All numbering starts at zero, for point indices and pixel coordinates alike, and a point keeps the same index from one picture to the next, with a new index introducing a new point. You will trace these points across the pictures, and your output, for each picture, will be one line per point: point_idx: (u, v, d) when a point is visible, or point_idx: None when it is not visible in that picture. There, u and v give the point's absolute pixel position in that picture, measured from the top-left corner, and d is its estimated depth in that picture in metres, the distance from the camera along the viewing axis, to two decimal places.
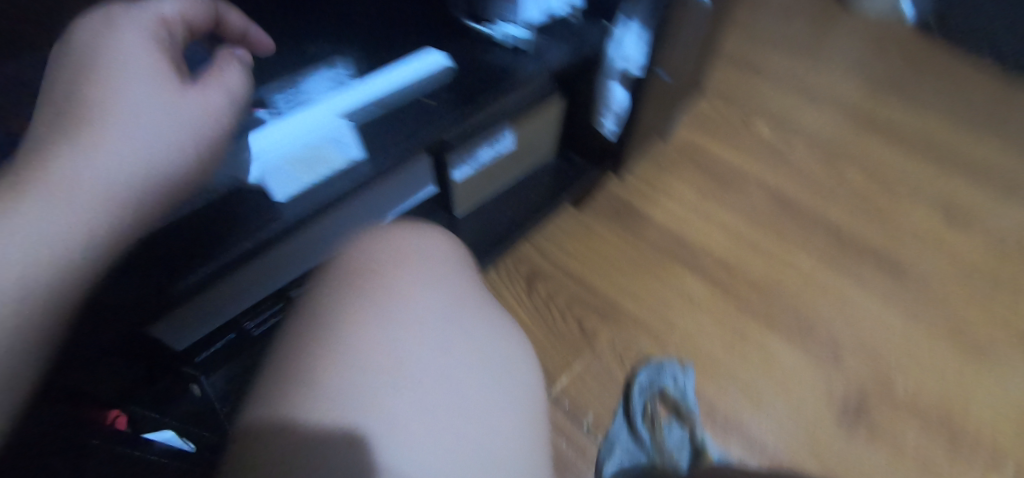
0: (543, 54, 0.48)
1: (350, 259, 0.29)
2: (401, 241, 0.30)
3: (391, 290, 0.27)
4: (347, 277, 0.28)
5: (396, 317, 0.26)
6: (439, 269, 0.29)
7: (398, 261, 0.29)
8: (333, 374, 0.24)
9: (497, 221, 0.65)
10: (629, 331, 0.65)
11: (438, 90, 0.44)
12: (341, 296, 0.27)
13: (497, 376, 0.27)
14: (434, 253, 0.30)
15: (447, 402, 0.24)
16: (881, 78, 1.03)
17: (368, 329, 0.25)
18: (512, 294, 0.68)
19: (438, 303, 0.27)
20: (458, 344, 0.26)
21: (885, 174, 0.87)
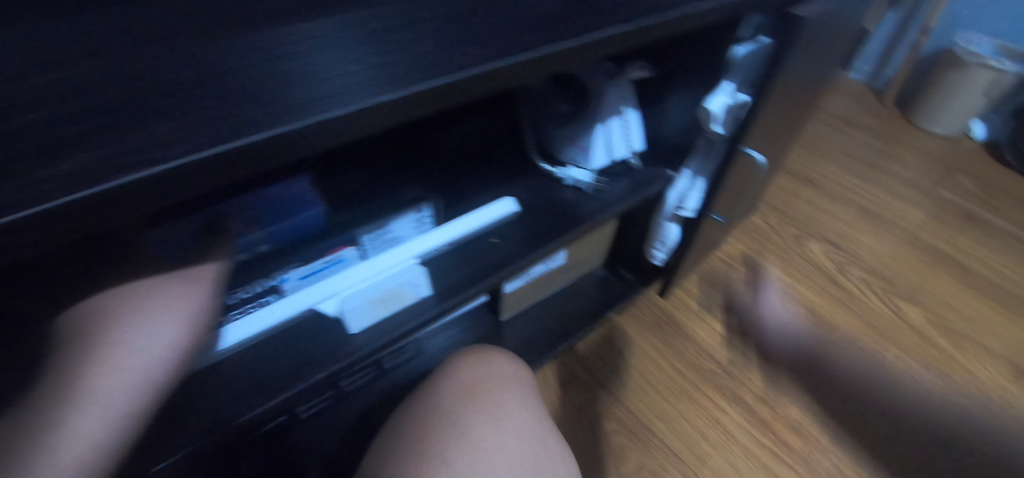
0: (606, 199, 0.52)
1: (464, 375, 0.45)
2: (496, 365, 0.47)
3: (489, 400, 0.43)
4: (465, 387, 0.44)
5: (501, 412, 0.43)
6: (521, 388, 0.46)
7: (496, 379, 0.46)
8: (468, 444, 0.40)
9: (541, 327, 0.67)
10: (659, 459, 0.64)
11: (506, 228, 0.48)
12: (458, 403, 0.43)
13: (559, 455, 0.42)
14: (515, 375, 0.47)
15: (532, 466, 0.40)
16: (951, 211, 1.00)
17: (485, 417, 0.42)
18: (546, 399, 0.69)
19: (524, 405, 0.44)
20: (527, 439, 0.41)
21: (954, 316, 0.82)
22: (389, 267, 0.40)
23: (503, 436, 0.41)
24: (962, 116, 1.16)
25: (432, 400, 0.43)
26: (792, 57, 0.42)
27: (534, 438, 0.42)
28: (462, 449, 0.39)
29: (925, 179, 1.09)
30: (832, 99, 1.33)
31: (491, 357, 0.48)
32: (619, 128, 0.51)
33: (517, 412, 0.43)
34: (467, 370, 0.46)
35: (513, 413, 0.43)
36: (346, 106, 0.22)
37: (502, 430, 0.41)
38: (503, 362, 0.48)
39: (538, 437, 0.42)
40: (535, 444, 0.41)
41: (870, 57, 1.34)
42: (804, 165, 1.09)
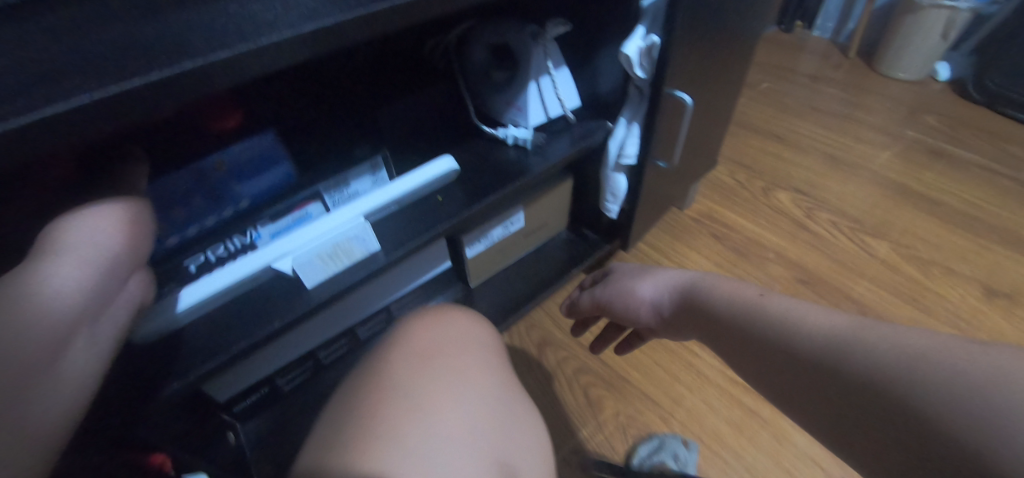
0: (547, 152, 0.55)
1: (416, 340, 0.40)
2: (450, 329, 0.42)
3: (451, 364, 0.38)
4: (414, 351, 0.39)
5: (448, 377, 0.37)
6: (484, 352, 0.41)
7: (448, 344, 0.40)
8: (401, 410, 0.34)
9: (511, 290, 0.70)
10: (635, 404, 0.66)
11: (451, 186, 0.52)
12: (411, 370, 0.37)
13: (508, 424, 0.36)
14: (472, 339, 0.42)
15: (475, 435, 0.33)
16: (916, 151, 1.02)
17: (429, 383, 0.36)
18: (524, 360, 0.72)
19: (474, 372, 0.38)
20: (494, 405, 0.36)
21: (920, 249, 0.84)
22: (337, 221, 0.43)
23: (469, 402, 0.35)
24: (923, 58, 1.17)
25: (384, 369, 0.37)
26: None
27: (502, 404, 0.37)
28: (419, 416, 0.33)
29: (891, 123, 1.10)
30: (799, 58, 1.31)
31: (447, 320, 0.43)
32: (549, 86, 0.55)
33: (483, 377, 0.38)
34: (419, 335, 0.40)
35: (480, 378, 0.38)
36: (246, 49, 0.26)
37: (468, 394, 0.36)
38: (460, 322, 0.43)
39: (507, 404, 0.37)
40: (503, 412, 0.37)
41: (831, 14, 1.33)
42: (770, 122, 1.11)
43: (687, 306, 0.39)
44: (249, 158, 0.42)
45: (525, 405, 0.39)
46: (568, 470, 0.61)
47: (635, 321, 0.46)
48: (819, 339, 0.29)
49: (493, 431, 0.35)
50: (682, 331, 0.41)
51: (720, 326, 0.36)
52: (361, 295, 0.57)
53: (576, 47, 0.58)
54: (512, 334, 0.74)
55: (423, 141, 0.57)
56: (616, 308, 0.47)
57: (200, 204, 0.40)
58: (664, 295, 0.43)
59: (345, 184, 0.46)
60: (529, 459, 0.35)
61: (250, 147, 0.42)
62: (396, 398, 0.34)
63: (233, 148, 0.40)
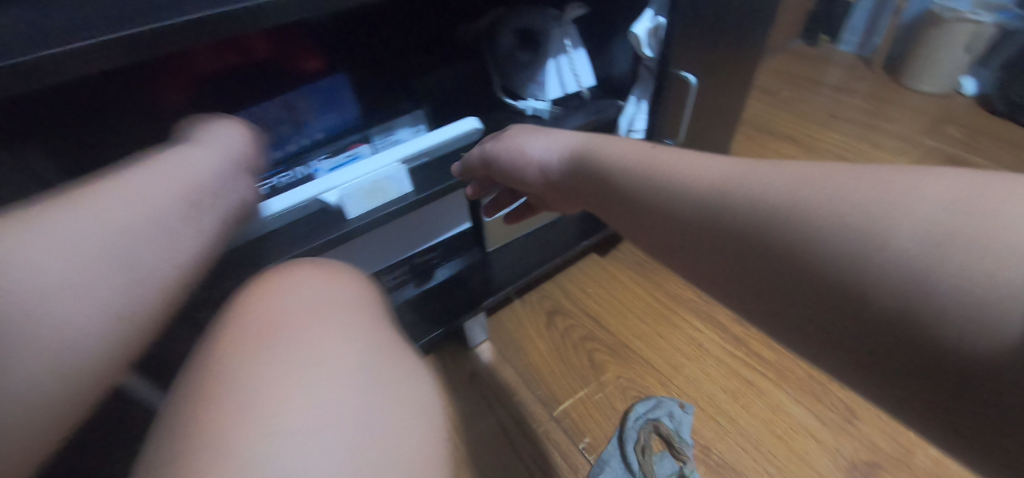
0: (561, 121, 0.61)
1: (267, 302, 0.29)
2: (312, 285, 0.30)
3: (310, 328, 0.27)
4: (262, 316, 0.28)
5: (305, 342, 0.26)
6: (348, 314, 0.29)
7: (305, 303, 0.29)
8: (238, 395, 0.23)
9: (524, 256, 0.75)
10: (636, 368, 0.70)
11: (475, 144, 0.58)
12: (254, 342, 0.26)
13: (399, 393, 0.25)
14: (336, 298, 0.30)
15: (351, 411, 0.24)
16: (933, 158, 1.03)
17: (280, 351, 0.25)
18: (533, 324, 0.77)
19: (348, 331, 0.28)
20: (377, 369, 0.26)
21: None
22: (378, 162, 0.49)
23: (327, 380, 0.24)
24: (949, 70, 1.17)
25: (201, 365, 0.26)
26: None
27: (367, 380, 0.25)
28: (252, 416, 0.22)
29: (912, 131, 1.11)
30: (823, 70, 1.33)
31: (288, 283, 0.30)
32: (566, 63, 0.62)
33: (343, 347, 0.26)
34: (269, 296, 0.29)
35: (339, 350, 0.26)
36: None
37: (325, 373, 0.25)
38: (314, 284, 0.30)
39: (373, 380, 0.25)
40: (373, 390, 0.25)
41: (855, 28, 1.35)
42: (787, 127, 1.14)
43: (580, 169, 0.39)
44: (322, 101, 0.50)
45: (415, 375, 0.27)
46: (569, 422, 0.65)
47: (518, 181, 0.45)
48: (701, 194, 0.29)
49: (366, 412, 0.24)
50: (565, 194, 0.42)
51: (614, 188, 0.35)
52: (388, 242, 0.63)
53: (593, 33, 0.65)
54: (524, 301, 0.80)
55: (451, 109, 0.64)
56: (502, 164, 0.45)
57: (285, 132, 0.48)
58: (555, 155, 0.41)
59: (392, 131, 0.54)
60: (417, 441, 0.24)
61: (324, 91, 0.50)
62: (231, 379, 0.24)
63: (310, 90, 0.49)
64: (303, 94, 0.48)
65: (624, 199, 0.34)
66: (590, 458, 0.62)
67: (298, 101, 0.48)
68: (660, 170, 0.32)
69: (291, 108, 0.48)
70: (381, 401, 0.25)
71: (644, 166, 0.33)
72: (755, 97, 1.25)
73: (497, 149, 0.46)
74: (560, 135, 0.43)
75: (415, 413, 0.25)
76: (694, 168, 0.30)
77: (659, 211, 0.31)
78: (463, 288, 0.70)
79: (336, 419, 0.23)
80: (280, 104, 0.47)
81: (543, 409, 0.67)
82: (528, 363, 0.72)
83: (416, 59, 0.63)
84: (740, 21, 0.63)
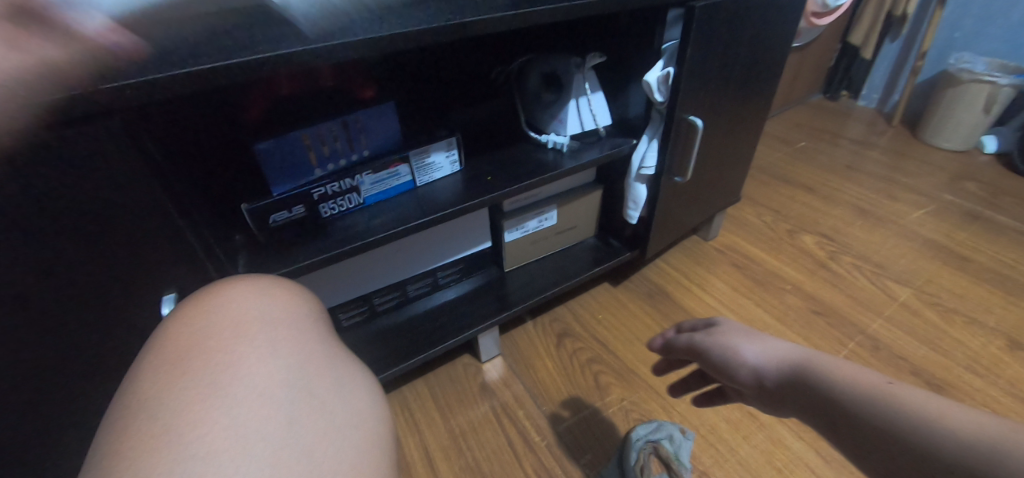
0: (578, 155, 0.68)
1: (209, 320, 0.31)
2: (251, 303, 0.33)
3: (246, 346, 0.30)
4: (203, 335, 0.30)
5: (244, 361, 0.29)
6: (277, 332, 0.31)
7: (246, 322, 0.31)
8: (179, 410, 0.26)
9: (539, 277, 0.80)
10: (639, 393, 0.73)
11: (501, 171, 0.66)
12: (196, 360, 0.29)
13: (328, 408, 0.28)
14: (277, 316, 0.33)
15: (279, 423, 0.26)
16: (951, 213, 1.04)
17: (221, 371, 0.28)
18: (543, 344, 0.81)
19: (286, 350, 0.30)
20: (309, 386, 0.29)
21: (943, 295, 0.85)
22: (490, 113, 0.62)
23: (252, 399, 0.27)
24: (969, 128, 1.19)
25: (137, 391, 0.28)
26: (702, 33, 0.58)
27: (295, 394, 0.28)
28: (181, 437, 0.25)
29: (930, 186, 1.13)
30: (843, 124, 1.37)
31: (221, 305, 0.33)
32: (586, 105, 0.69)
33: (269, 366, 0.29)
34: (212, 315, 0.32)
35: (265, 369, 0.29)
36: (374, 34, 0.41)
37: (251, 392, 0.27)
38: (248, 302, 0.33)
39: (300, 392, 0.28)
40: (300, 403, 0.28)
41: (876, 85, 1.40)
42: (802, 176, 1.18)
43: (798, 384, 0.37)
44: (370, 121, 0.58)
45: (346, 388, 0.30)
46: (571, 437, 0.68)
47: (729, 380, 0.43)
48: (972, 440, 0.26)
49: (292, 422, 0.26)
50: (781, 406, 0.38)
51: (837, 407, 0.33)
52: (417, 255, 0.70)
53: (612, 77, 0.72)
54: (536, 322, 0.84)
55: (480, 138, 0.71)
56: (713, 361, 0.44)
57: (339, 148, 0.57)
58: (772, 364, 0.39)
59: (427, 154, 0.62)
60: (342, 442, 0.27)
61: (372, 114, 0.57)
62: (174, 394, 0.27)
63: (360, 115, 0.57)
64: (354, 117, 0.56)
65: (853, 424, 0.32)
66: (589, 473, 0.64)
67: (347, 122, 0.56)
68: (892, 396, 0.31)
69: (342, 129, 0.56)
70: (310, 415, 0.27)
71: (865, 382, 0.32)
72: (772, 147, 1.30)
73: (707, 344, 0.45)
74: (773, 342, 0.41)
75: (343, 427, 0.28)
76: (940, 411, 0.28)
77: (908, 454, 0.28)
78: (479, 304, 0.76)
79: (263, 433, 0.26)
80: (334, 124, 0.55)
81: (547, 424, 0.70)
82: (537, 380, 0.76)
83: (449, 94, 0.72)
84: (746, 71, 0.70)
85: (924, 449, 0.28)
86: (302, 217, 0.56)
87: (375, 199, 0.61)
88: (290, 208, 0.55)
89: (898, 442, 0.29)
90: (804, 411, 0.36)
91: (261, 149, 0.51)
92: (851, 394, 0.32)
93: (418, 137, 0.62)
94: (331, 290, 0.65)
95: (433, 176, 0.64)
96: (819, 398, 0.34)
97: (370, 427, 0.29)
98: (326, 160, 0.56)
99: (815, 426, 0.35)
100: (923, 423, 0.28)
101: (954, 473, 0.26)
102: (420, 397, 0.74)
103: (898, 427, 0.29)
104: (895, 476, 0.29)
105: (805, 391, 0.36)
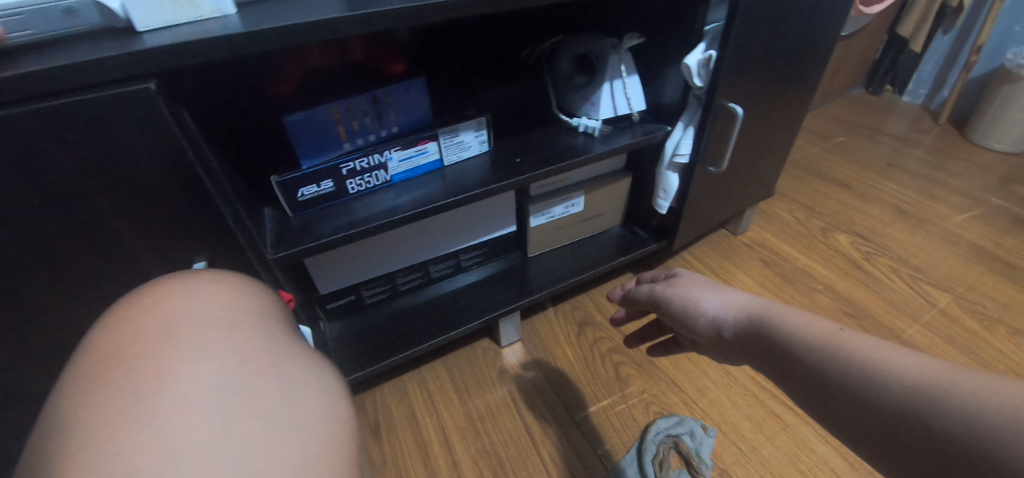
0: (610, 140, 0.66)
1: (135, 322, 0.26)
2: (187, 301, 0.27)
3: (175, 350, 0.24)
4: (125, 340, 0.24)
5: (169, 369, 0.23)
6: (208, 332, 0.25)
7: (178, 320, 0.26)
8: (83, 442, 0.20)
9: (562, 264, 0.79)
10: (660, 385, 0.71)
11: (530, 153, 0.64)
12: (112, 373, 0.23)
13: (275, 425, 0.22)
14: (218, 313, 0.27)
15: (210, 446, 0.20)
16: (999, 217, 0.99)
17: (138, 384, 0.22)
18: (564, 331, 0.80)
19: (226, 352, 0.24)
20: (251, 396, 0.23)
21: (986, 302, 0.81)
22: None
23: (176, 416, 0.21)
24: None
25: (47, 416, 0.22)
26: (747, 14, 0.55)
27: (227, 402, 0.22)
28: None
29: (978, 188, 1.07)
30: (886, 120, 1.31)
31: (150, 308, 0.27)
32: (621, 89, 0.67)
33: (202, 372, 0.23)
34: (140, 314, 0.26)
35: (195, 377, 0.23)
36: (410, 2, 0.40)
37: (175, 407, 0.21)
38: (185, 299, 0.27)
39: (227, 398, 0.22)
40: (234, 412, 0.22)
41: (923, 80, 1.33)
42: (839, 172, 1.13)
43: (757, 336, 0.36)
44: (400, 98, 0.56)
45: (301, 394, 0.24)
46: (589, 426, 0.67)
47: (688, 330, 0.43)
48: (896, 385, 0.27)
49: (227, 436, 0.21)
50: (738, 354, 0.39)
51: (786, 353, 0.34)
52: (441, 235, 0.69)
53: (648, 59, 0.69)
54: (557, 309, 0.83)
55: (509, 119, 0.69)
56: (673, 313, 0.44)
57: (368, 124, 0.56)
58: (732, 315, 0.39)
59: (456, 133, 0.60)
60: (293, 461, 0.21)
61: (402, 89, 0.56)
62: (81, 420, 0.21)
63: (390, 91, 0.55)
64: (384, 93, 0.55)
65: (799, 369, 0.33)
66: (607, 464, 0.63)
67: (377, 98, 0.55)
68: (833, 341, 0.31)
69: (372, 105, 0.55)
70: (250, 434, 0.21)
71: (810, 329, 0.33)
72: (808, 141, 1.25)
73: (667, 294, 0.44)
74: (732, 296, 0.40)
75: (295, 445, 0.22)
76: (877, 359, 0.29)
77: (841, 394, 0.30)
78: (501, 289, 0.75)
79: (187, 451, 0.20)
80: (363, 99, 0.54)
81: (565, 412, 0.69)
82: (556, 368, 0.75)
83: (479, 72, 0.72)
84: (791, 57, 0.66)
85: (860, 393, 0.29)
86: (330, 191, 0.55)
87: (402, 176, 0.60)
88: (318, 183, 0.54)
89: (841, 391, 0.30)
90: (755, 357, 0.37)
91: (290, 122, 0.51)
92: (794, 337, 0.33)
93: (446, 115, 0.61)
94: (355, 267, 0.65)
95: (461, 155, 0.62)
96: (772, 346, 0.35)
97: (332, 441, 0.23)
98: (356, 135, 0.56)
99: (764, 369, 0.36)
100: (863, 370, 0.29)
101: (876, 413, 0.28)
102: (439, 378, 0.74)
103: (841, 375, 0.30)
104: (831, 415, 0.31)
105: (756, 337, 0.36)
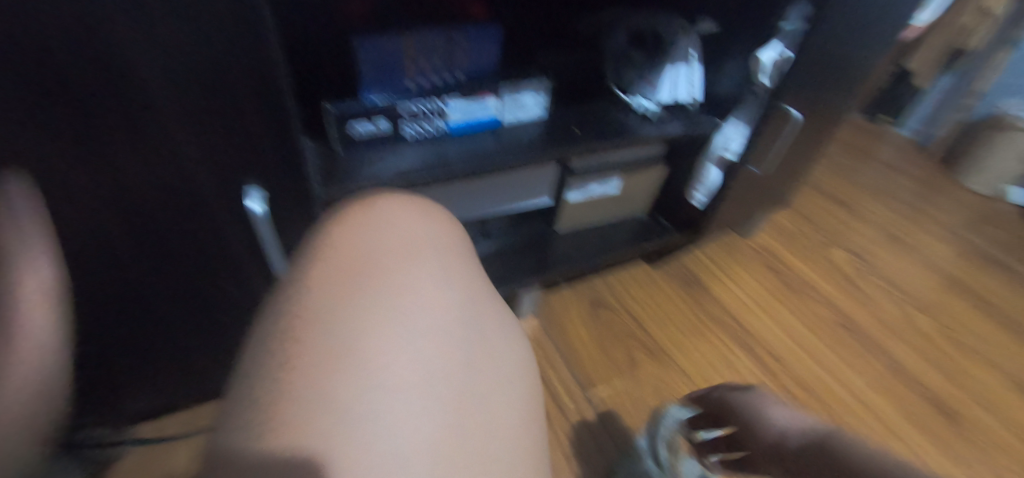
0: (663, 125, 0.65)
1: (351, 220, 0.27)
2: (401, 211, 0.28)
3: (409, 271, 0.25)
4: (349, 237, 0.25)
5: (404, 285, 0.24)
6: (427, 258, 0.26)
7: (404, 235, 0.27)
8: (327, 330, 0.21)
9: (587, 243, 0.78)
10: (671, 373, 0.73)
11: (585, 127, 0.62)
12: (349, 264, 0.24)
13: (493, 375, 0.24)
14: (431, 236, 0.27)
15: (445, 378, 0.22)
16: (973, 253, 1.07)
17: (378, 290, 0.23)
18: (578, 310, 0.79)
19: (449, 285, 0.25)
20: (476, 337, 0.25)
21: (960, 330, 0.88)
22: None
23: (424, 340, 0.23)
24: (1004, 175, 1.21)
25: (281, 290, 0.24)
26: (834, 17, 0.55)
27: (474, 339, 0.25)
28: (350, 366, 0.20)
29: (955, 223, 1.15)
30: (880, 147, 1.37)
31: (369, 227, 0.26)
32: (683, 74, 0.65)
33: (439, 295, 0.25)
34: (358, 213, 0.27)
35: (428, 297, 0.24)
36: None
37: (423, 328, 0.23)
38: (403, 210, 0.28)
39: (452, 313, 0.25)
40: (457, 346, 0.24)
41: (918, 116, 1.40)
42: (838, 190, 1.18)
43: (817, 450, 0.29)
44: (473, 43, 0.53)
45: (509, 346, 0.27)
46: (602, 406, 0.68)
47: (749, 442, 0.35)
48: None
49: (457, 375, 0.22)
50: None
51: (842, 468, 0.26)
52: (478, 197, 0.66)
53: (712, 49, 0.68)
54: (572, 288, 0.82)
55: (565, 86, 0.66)
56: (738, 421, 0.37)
57: (434, 65, 0.52)
58: (795, 429, 0.32)
59: (519, 92, 0.57)
60: (508, 422, 0.23)
61: (478, 34, 0.53)
62: (320, 302, 0.22)
63: (467, 33, 0.52)
64: (461, 34, 0.52)
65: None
66: (619, 442, 0.65)
67: (452, 38, 0.51)
68: None
69: (445, 44, 0.51)
70: (482, 375, 0.23)
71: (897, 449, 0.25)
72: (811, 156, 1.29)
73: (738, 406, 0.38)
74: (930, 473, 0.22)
75: (507, 397, 0.24)
76: None
77: None
78: (524, 260, 0.73)
79: (414, 382, 0.21)
80: (439, 37, 0.51)
81: (578, 388, 0.69)
82: (570, 345, 0.74)
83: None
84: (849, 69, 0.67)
85: None
86: (384, 132, 0.51)
87: (459, 128, 0.56)
88: (375, 121, 0.50)
89: None
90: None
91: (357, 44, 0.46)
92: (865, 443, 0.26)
93: (513, 71, 0.57)
94: None
95: (519, 115, 0.59)
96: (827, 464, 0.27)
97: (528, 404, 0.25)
98: (423, 75, 0.52)
99: None
100: None
101: None
102: None
103: None
104: None
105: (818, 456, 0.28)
